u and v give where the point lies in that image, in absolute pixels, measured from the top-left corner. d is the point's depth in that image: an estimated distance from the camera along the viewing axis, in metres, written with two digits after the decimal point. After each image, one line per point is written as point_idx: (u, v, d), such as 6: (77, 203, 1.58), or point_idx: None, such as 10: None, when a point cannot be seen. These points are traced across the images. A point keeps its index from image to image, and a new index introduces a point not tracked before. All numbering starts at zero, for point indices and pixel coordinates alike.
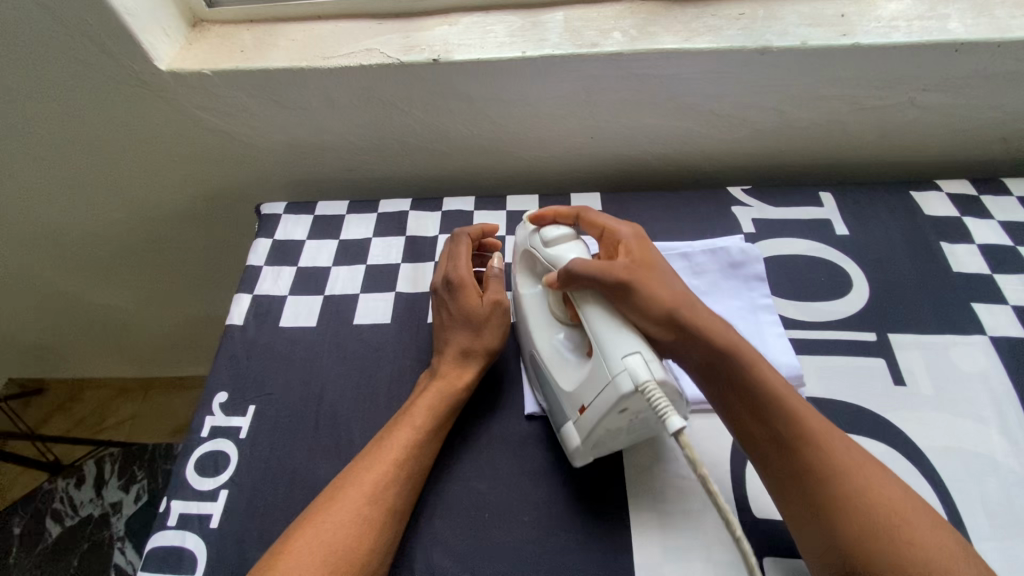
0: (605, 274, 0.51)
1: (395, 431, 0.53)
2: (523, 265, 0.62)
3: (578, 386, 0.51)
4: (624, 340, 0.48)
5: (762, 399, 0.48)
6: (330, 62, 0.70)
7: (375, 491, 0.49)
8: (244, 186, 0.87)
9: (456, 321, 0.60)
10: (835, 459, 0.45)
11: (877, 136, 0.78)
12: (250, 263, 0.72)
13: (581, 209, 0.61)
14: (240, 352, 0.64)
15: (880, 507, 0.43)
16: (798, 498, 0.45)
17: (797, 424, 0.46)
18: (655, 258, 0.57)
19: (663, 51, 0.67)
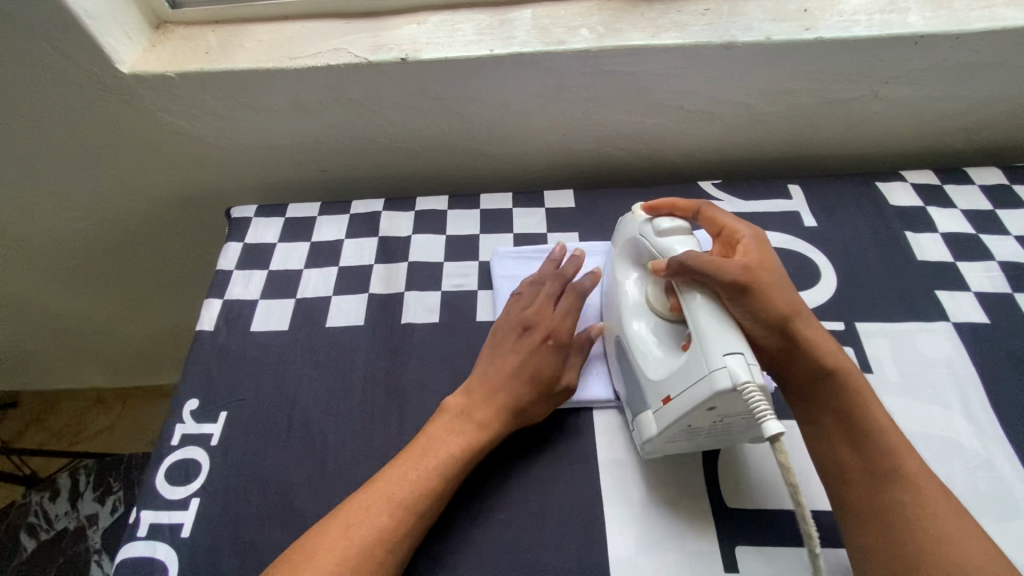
0: (720, 273, 0.48)
1: (437, 446, 0.51)
2: (624, 255, 0.60)
3: (664, 377, 0.50)
4: (724, 335, 0.46)
5: (846, 404, 0.49)
6: (297, 63, 0.69)
7: (416, 489, 0.48)
8: (215, 190, 0.86)
9: (526, 372, 0.55)
10: (905, 465, 0.47)
11: (843, 128, 0.79)
12: (220, 267, 0.71)
13: (703, 203, 0.57)
14: (210, 358, 0.63)
15: (929, 508, 0.44)
16: (863, 496, 0.46)
17: (874, 431, 0.48)
18: (776, 261, 0.53)
19: (631, 47, 0.68)
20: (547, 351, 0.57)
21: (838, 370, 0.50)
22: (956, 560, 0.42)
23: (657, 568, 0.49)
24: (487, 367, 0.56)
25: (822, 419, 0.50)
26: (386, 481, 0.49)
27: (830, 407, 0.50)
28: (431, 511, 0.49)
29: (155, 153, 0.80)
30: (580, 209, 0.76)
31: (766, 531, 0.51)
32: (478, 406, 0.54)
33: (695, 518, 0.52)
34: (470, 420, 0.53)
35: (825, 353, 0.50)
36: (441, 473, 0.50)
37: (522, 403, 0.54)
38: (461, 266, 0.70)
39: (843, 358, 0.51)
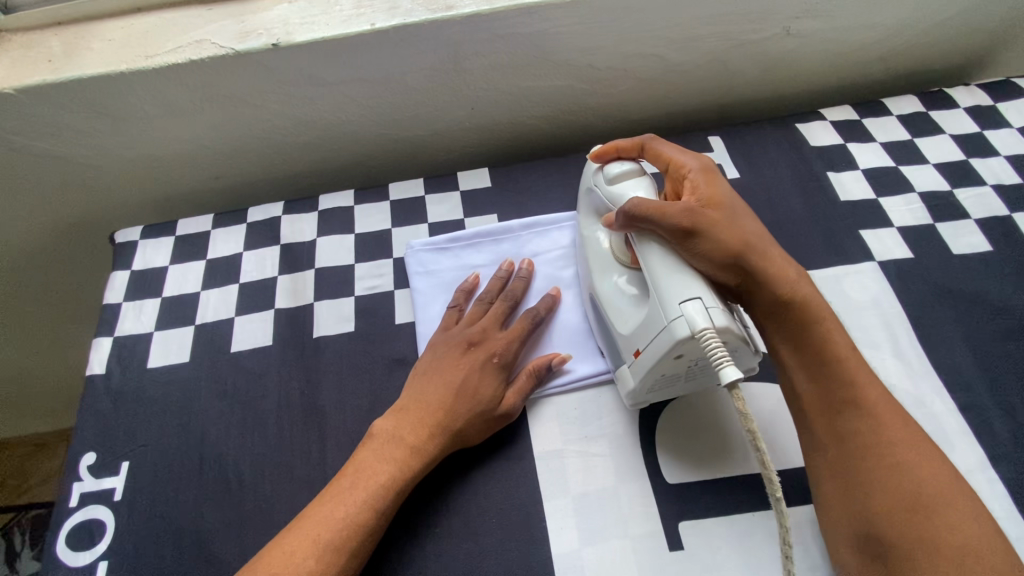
0: (663, 219, 0.47)
1: (364, 476, 0.48)
2: (588, 208, 0.58)
3: (631, 330, 0.49)
4: (682, 283, 0.45)
5: (809, 334, 0.48)
6: (154, 61, 0.61)
7: (322, 535, 0.44)
8: (99, 212, 0.78)
9: (462, 398, 0.51)
10: (862, 393, 0.46)
11: (759, 70, 0.76)
12: (106, 301, 0.64)
13: (648, 140, 0.55)
14: (105, 404, 0.57)
15: (887, 434, 0.44)
16: (821, 427, 0.46)
17: (834, 360, 0.47)
18: (727, 194, 0.51)
19: (524, 7, 0.62)
20: (492, 377, 0.53)
21: (794, 297, 0.48)
22: (908, 481, 0.43)
23: (601, 559, 0.48)
24: (421, 385, 0.52)
25: (784, 350, 0.49)
26: (313, 520, 0.45)
27: (790, 339, 0.48)
28: (364, 547, 0.46)
29: (18, 180, 0.71)
30: (497, 187, 0.71)
31: (706, 502, 0.50)
32: (408, 428, 0.50)
33: (635, 500, 0.50)
34: (400, 444, 0.49)
35: (780, 282, 0.48)
36: (372, 507, 0.46)
37: (461, 424, 0.50)
38: (374, 266, 0.65)
39: (804, 283, 0.49)
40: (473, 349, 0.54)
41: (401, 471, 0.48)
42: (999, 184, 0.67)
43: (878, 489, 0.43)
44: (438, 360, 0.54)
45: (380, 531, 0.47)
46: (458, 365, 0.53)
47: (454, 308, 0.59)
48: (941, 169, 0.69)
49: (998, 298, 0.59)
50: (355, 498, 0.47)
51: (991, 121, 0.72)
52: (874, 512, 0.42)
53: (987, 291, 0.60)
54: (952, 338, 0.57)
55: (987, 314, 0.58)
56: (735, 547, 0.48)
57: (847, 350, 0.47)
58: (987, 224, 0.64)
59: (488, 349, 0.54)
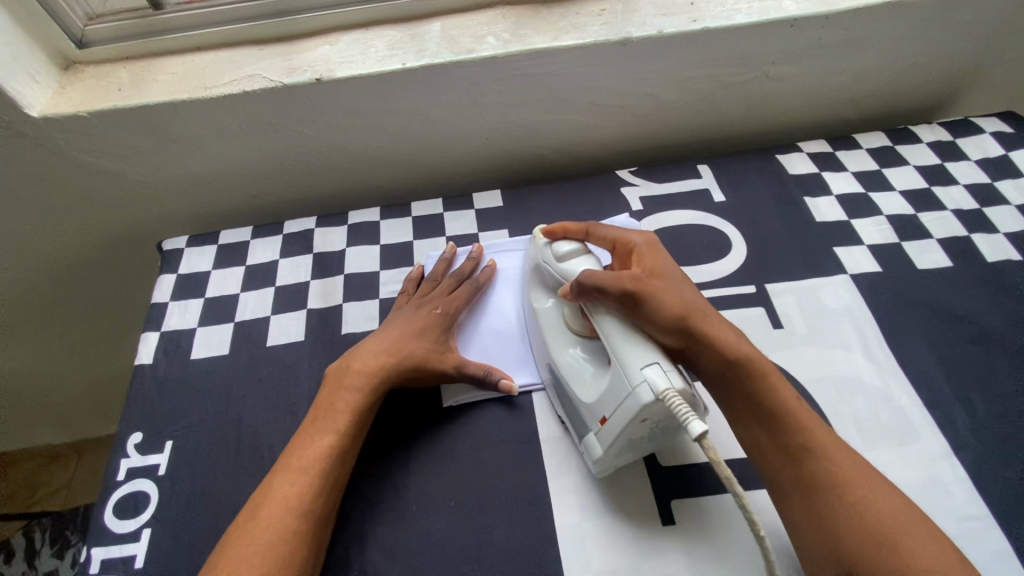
0: (610, 285, 0.53)
1: (322, 430, 0.54)
2: (536, 280, 0.64)
3: (596, 399, 0.52)
4: (637, 350, 0.50)
5: (757, 388, 0.53)
6: (212, 91, 0.71)
7: (299, 488, 0.50)
8: (146, 225, 0.86)
9: (409, 339, 0.60)
10: (811, 432, 0.51)
11: (744, 108, 0.85)
12: (155, 300, 0.71)
13: (590, 225, 0.62)
14: (151, 391, 0.63)
15: (843, 477, 0.49)
16: (785, 476, 0.51)
17: (783, 414, 0.52)
18: (670, 269, 0.59)
19: (535, 51, 0.72)
20: (436, 327, 0.62)
21: (742, 359, 0.53)
22: (872, 521, 0.47)
23: (599, 531, 0.53)
24: (384, 330, 0.62)
25: (738, 405, 0.54)
26: (288, 471, 0.51)
27: (744, 398, 0.53)
28: (327, 487, 0.51)
29: (79, 194, 0.79)
30: (507, 206, 0.79)
31: (696, 485, 0.55)
32: (361, 359, 0.58)
33: (631, 482, 0.55)
34: (351, 375, 0.57)
35: (725, 345, 0.54)
36: (338, 432, 0.53)
37: (404, 367, 0.58)
38: (397, 272, 0.72)
39: (745, 344, 0.55)
40: (421, 309, 0.64)
41: (360, 396, 0.56)
42: (958, 209, 0.75)
43: (845, 529, 0.47)
44: (393, 321, 0.63)
45: (351, 448, 0.54)
46: (407, 322, 0.62)
47: (403, 295, 0.68)
48: (907, 196, 0.77)
49: (955, 308, 0.66)
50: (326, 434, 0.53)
51: (951, 154, 0.81)
52: (845, 551, 0.46)
53: (948, 303, 0.67)
54: (917, 343, 0.64)
55: (948, 324, 0.65)
56: (724, 523, 0.53)
57: (791, 401, 0.52)
58: (948, 244, 0.72)
59: (433, 310, 0.63)
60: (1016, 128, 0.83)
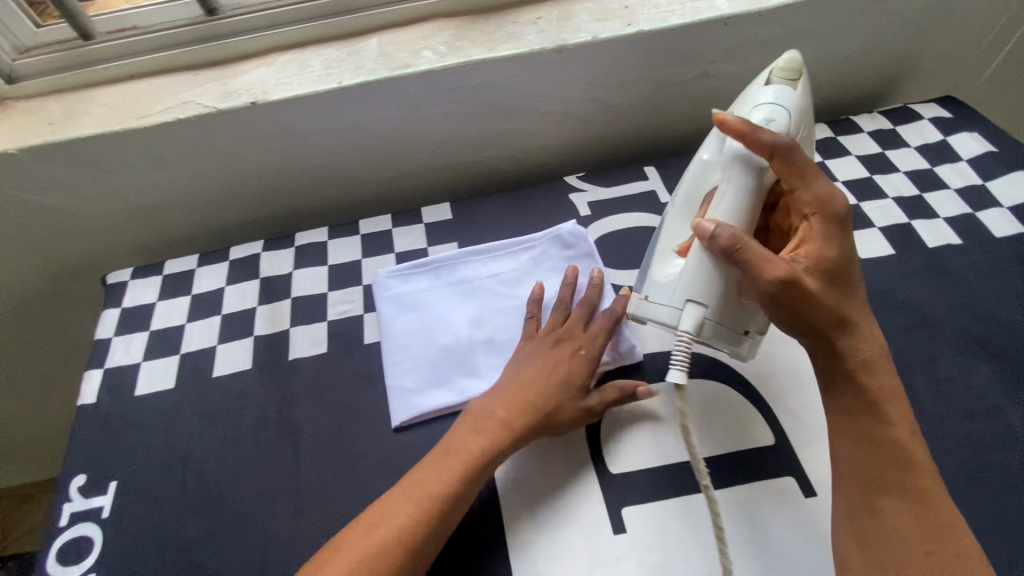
0: (761, 271, 0.47)
1: (458, 469, 0.51)
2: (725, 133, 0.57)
3: (655, 277, 0.55)
4: (694, 286, 0.51)
5: (866, 412, 0.48)
6: (145, 121, 0.70)
7: (396, 548, 0.47)
8: (91, 258, 0.84)
9: (553, 382, 0.56)
10: (918, 477, 0.45)
11: (688, 107, 0.86)
12: (98, 336, 0.69)
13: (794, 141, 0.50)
14: (95, 430, 0.62)
15: (925, 526, 0.44)
16: (856, 501, 0.46)
17: (891, 447, 0.46)
18: (841, 259, 0.49)
19: (471, 63, 0.72)
20: (576, 365, 0.58)
21: (859, 381, 0.48)
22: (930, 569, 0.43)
23: (551, 543, 0.53)
24: (518, 372, 0.57)
25: (841, 419, 0.49)
26: (386, 511, 0.49)
27: (848, 414, 0.48)
28: (413, 555, 0.47)
29: (18, 232, 0.77)
30: (457, 219, 0.79)
31: (645, 490, 0.56)
32: (501, 406, 0.55)
33: (582, 491, 0.56)
34: (494, 421, 0.54)
35: (857, 360, 0.49)
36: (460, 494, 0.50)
37: (555, 409, 0.56)
38: (345, 293, 0.71)
39: (881, 369, 0.49)
40: (560, 343, 0.59)
41: (494, 449, 0.53)
42: (900, 197, 0.76)
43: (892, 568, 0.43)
44: (530, 357, 0.59)
45: (459, 511, 0.51)
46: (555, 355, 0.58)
47: (530, 318, 0.64)
48: (849, 186, 0.78)
49: (898, 295, 0.67)
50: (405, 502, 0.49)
51: (892, 142, 0.82)
52: None
53: (890, 290, 0.68)
54: None
55: (891, 311, 0.66)
56: (672, 526, 0.53)
57: (903, 437, 0.47)
58: (891, 232, 0.73)
59: (575, 345, 0.59)
60: (954, 113, 0.85)
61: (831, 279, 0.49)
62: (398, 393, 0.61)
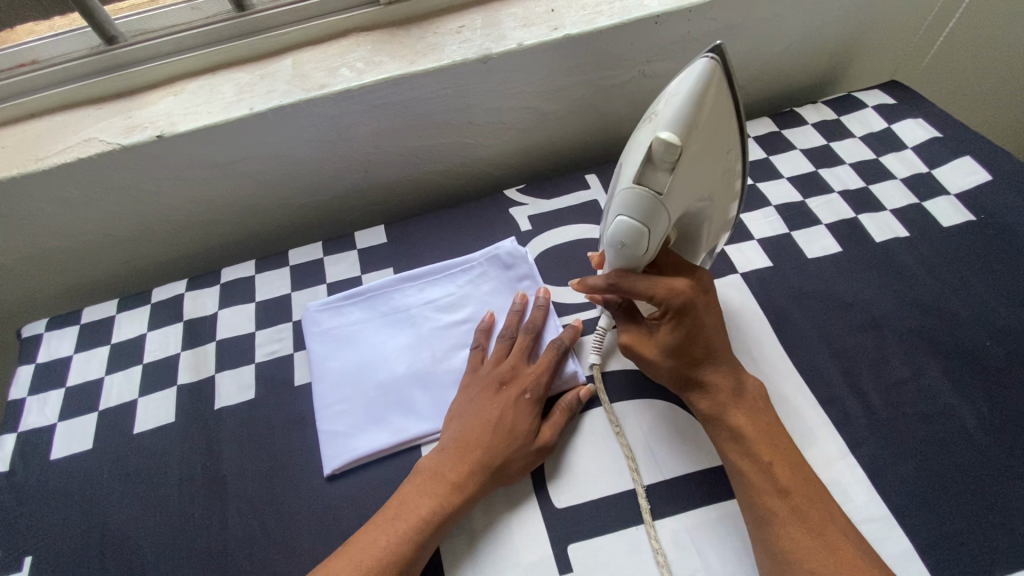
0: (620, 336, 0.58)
1: (404, 528, 0.49)
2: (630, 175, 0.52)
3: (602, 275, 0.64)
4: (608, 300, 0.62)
5: (736, 447, 0.52)
6: (44, 163, 0.65)
7: None
8: (10, 309, 0.79)
9: (498, 431, 0.54)
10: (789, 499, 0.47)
11: (628, 109, 0.83)
12: (11, 397, 0.65)
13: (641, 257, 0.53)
14: (8, 501, 0.58)
15: (803, 543, 0.45)
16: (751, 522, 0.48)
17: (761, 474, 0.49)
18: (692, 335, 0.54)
19: (391, 79, 0.68)
20: (522, 409, 0.55)
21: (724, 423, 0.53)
22: None
23: None
24: (460, 423, 0.55)
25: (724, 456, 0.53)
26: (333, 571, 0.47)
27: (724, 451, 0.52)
28: None
29: None
30: (392, 242, 0.75)
31: (591, 524, 0.53)
32: (450, 464, 0.53)
33: (525, 530, 0.53)
34: (443, 481, 0.52)
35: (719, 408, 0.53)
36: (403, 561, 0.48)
37: (502, 460, 0.53)
38: (275, 331, 0.67)
39: (741, 414, 0.53)
40: (505, 386, 0.57)
41: (442, 507, 0.51)
42: (846, 190, 0.74)
43: None
44: (473, 400, 0.56)
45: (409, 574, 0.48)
46: (498, 399, 0.56)
47: (476, 348, 0.61)
48: (794, 182, 0.75)
49: (845, 295, 0.65)
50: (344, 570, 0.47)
51: (837, 133, 0.80)
52: None
53: (837, 290, 0.66)
54: (810, 338, 0.63)
55: (838, 313, 0.64)
56: (622, 562, 0.51)
57: (771, 465, 0.49)
58: (837, 228, 0.71)
59: (520, 387, 0.56)
60: (898, 99, 0.83)
61: (682, 353, 0.55)
62: (331, 438, 0.58)
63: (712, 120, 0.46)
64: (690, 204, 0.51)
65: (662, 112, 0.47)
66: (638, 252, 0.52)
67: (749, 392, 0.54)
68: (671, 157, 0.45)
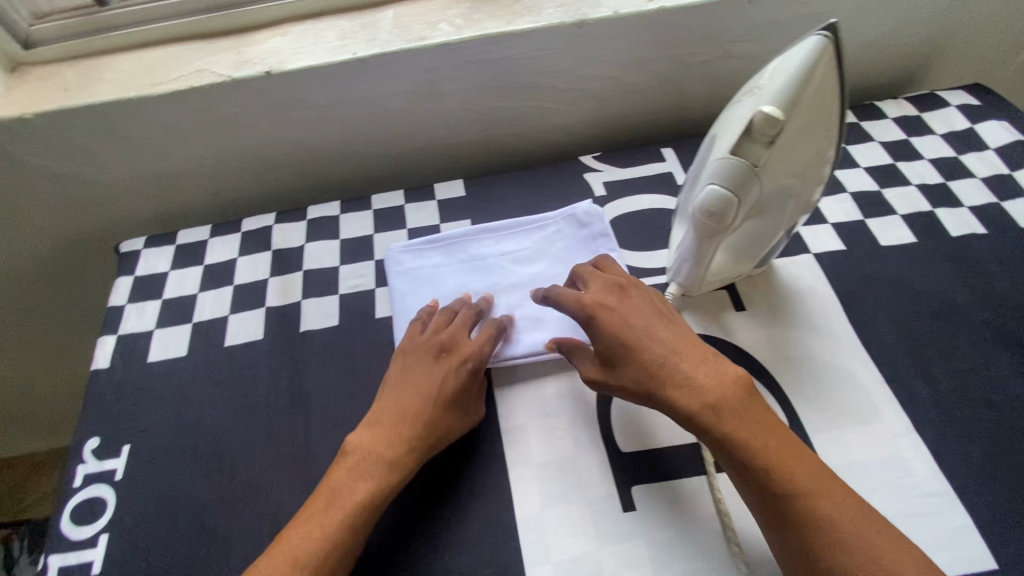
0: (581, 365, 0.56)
1: (359, 499, 0.50)
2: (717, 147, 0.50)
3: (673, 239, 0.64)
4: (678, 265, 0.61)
5: (738, 467, 0.48)
6: (160, 88, 0.69)
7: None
8: (105, 228, 0.85)
9: (451, 403, 0.55)
10: (803, 519, 0.45)
11: (708, 88, 0.84)
12: (111, 304, 0.70)
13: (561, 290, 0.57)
14: (108, 395, 0.63)
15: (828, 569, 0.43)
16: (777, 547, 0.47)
17: (768, 494, 0.47)
18: (624, 343, 0.53)
19: (488, 36, 0.70)
20: (456, 383, 0.56)
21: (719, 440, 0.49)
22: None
23: (558, 520, 0.53)
24: (399, 391, 0.55)
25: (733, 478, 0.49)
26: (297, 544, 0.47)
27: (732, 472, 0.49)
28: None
29: (35, 199, 0.78)
30: (470, 196, 0.78)
31: (654, 469, 0.55)
32: (381, 441, 0.53)
33: (591, 469, 0.56)
34: (379, 458, 0.52)
35: (701, 423, 0.49)
36: (361, 506, 0.50)
37: (443, 433, 0.55)
38: (358, 267, 0.71)
39: (720, 424, 0.49)
40: (449, 355, 0.57)
41: (381, 486, 0.51)
42: (923, 184, 0.74)
43: None
44: (410, 368, 0.57)
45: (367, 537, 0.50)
46: (430, 372, 0.56)
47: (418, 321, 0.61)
48: (871, 172, 0.76)
49: (917, 284, 0.66)
50: (305, 539, 0.48)
51: (917, 129, 0.80)
52: None
53: (909, 278, 0.66)
54: (879, 321, 0.64)
55: (910, 300, 0.65)
56: (683, 507, 0.53)
57: (767, 481, 0.47)
58: (913, 220, 0.71)
59: (461, 359, 0.57)
60: (982, 100, 0.83)
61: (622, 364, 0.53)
62: None
63: (820, 96, 0.45)
64: (780, 183, 0.49)
65: (768, 83, 0.45)
66: (723, 223, 0.50)
67: (712, 398, 0.50)
68: (770, 130, 0.44)
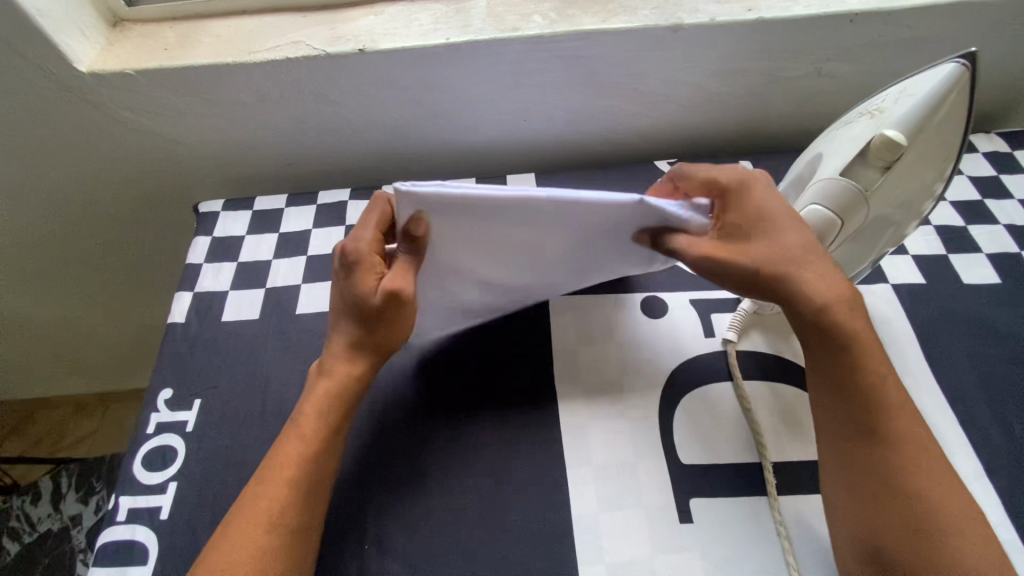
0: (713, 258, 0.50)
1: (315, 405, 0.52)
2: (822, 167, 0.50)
3: None
4: None
5: (845, 370, 0.49)
6: (256, 56, 0.70)
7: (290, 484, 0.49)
8: (182, 186, 0.87)
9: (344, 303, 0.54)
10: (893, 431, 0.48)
11: (791, 104, 0.82)
12: (189, 262, 0.72)
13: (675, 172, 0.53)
14: (183, 349, 0.65)
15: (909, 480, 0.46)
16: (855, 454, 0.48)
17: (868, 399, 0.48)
18: (765, 217, 0.49)
19: (582, 33, 0.70)
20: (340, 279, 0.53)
21: (838, 333, 0.49)
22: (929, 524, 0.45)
23: (615, 523, 0.53)
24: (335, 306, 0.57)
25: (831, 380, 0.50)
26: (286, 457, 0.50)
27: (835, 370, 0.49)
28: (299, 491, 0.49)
29: (122, 152, 0.80)
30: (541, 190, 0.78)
31: (716, 484, 0.55)
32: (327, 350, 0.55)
33: (650, 476, 0.55)
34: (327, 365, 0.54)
35: (825, 314, 0.49)
36: (305, 438, 0.51)
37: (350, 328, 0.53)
38: None
39: (849, 318, 0.49)
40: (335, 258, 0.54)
41: (335, 388, 0.53)
42: (1012, 224, 0.72)
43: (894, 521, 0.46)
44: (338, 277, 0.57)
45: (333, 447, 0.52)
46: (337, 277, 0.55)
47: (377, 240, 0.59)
48: (958, 207, 0.74)
49: (1001, 326, 0.64)
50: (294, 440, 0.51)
51: (1009, 165, 0.77)
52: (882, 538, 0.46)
53: (992, 319, 0.64)
54: (958, 360, 0.62)
55: (991, 341, 0.63)
56: (743, 525, 0.53)
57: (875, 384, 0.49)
58: (999, 260, 0.69)
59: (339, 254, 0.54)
60: None
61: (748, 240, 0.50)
62: None
63: (942, 128, 0.45)
64: (884, 211, 0.49)
65: (889, 109, 0.45)
66: (820, 244, 0.50)
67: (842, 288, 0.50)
68: (888, 154, 0.44)
